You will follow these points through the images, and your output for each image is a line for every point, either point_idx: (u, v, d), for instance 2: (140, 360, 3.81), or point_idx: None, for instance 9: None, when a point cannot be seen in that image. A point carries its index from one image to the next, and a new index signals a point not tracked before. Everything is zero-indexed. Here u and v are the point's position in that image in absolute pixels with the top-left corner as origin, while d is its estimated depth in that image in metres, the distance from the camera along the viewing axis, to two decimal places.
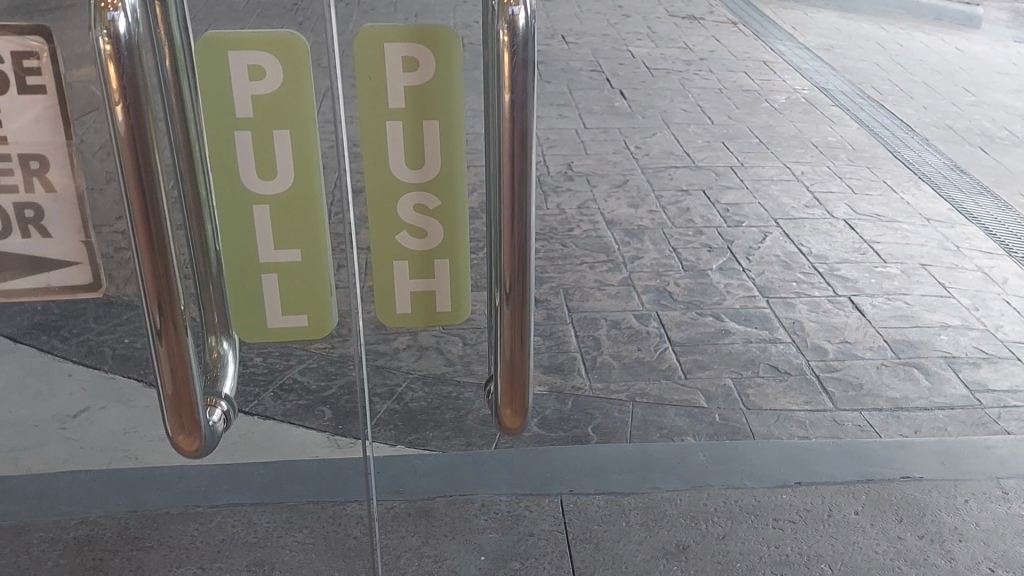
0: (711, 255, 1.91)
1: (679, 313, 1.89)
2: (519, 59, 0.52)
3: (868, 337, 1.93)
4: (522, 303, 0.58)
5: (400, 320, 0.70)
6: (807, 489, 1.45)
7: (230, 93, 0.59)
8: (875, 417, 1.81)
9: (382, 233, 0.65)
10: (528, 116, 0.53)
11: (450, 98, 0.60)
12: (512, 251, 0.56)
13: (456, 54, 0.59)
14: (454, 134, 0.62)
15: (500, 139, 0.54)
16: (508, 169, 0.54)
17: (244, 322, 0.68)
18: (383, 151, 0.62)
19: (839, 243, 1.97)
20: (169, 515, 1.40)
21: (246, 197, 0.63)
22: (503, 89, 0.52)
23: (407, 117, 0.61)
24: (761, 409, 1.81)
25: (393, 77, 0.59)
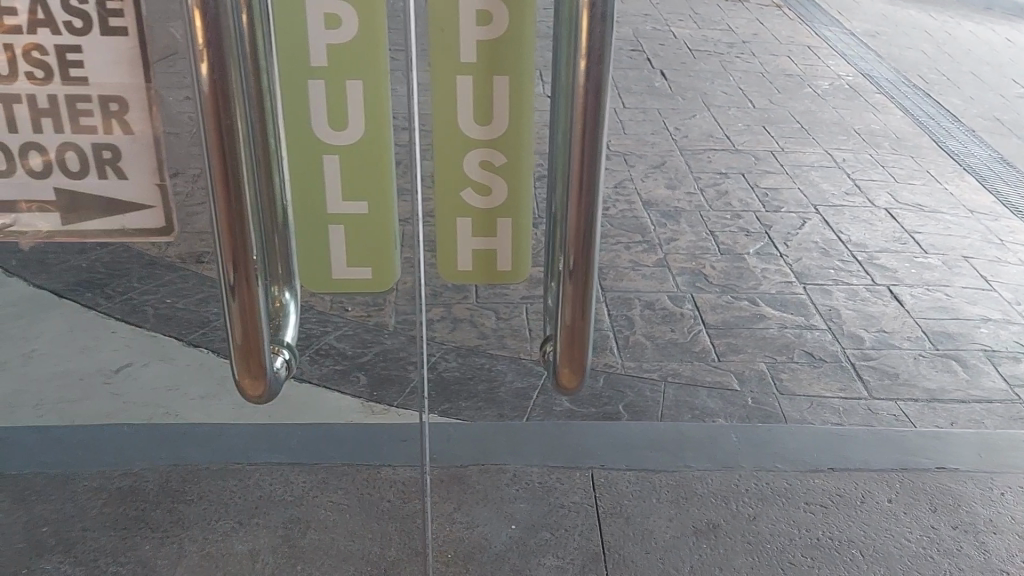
0: (747, 240, 1.81)
1: (714, 296, 1.83)
2: (598, 19, 0.52)
3: (905, 327, 1.91)
4: (585, 270, 0.59)
5: (462, 278, 0.73)
6: (842, 474, 1.45)
7: (307, 39, 0.63)
8: (910, 407, 1.78)
9: (449, 189, 0.68)
10: (604, 76, 0.53)
11: (520, 54, 0.63)
12: (580, 217, 0.57)
13: (527, 9, 0.61)
14: (523, 91, 0.65)
15: (574, 102, 0.54)
16: (582, 134, 0.55)
17: (310, 270, 0.73)
18: (454, 104, 0.65)
19: (880, 234, 1.94)
20: (208, 470, 1.52)
21: (318, 146, 0.67)
22: (578, 45, 0.53)
23: (479, 69, 0.64)
24: (794, 395, 1.79)
25: (469, 28, 0.62)
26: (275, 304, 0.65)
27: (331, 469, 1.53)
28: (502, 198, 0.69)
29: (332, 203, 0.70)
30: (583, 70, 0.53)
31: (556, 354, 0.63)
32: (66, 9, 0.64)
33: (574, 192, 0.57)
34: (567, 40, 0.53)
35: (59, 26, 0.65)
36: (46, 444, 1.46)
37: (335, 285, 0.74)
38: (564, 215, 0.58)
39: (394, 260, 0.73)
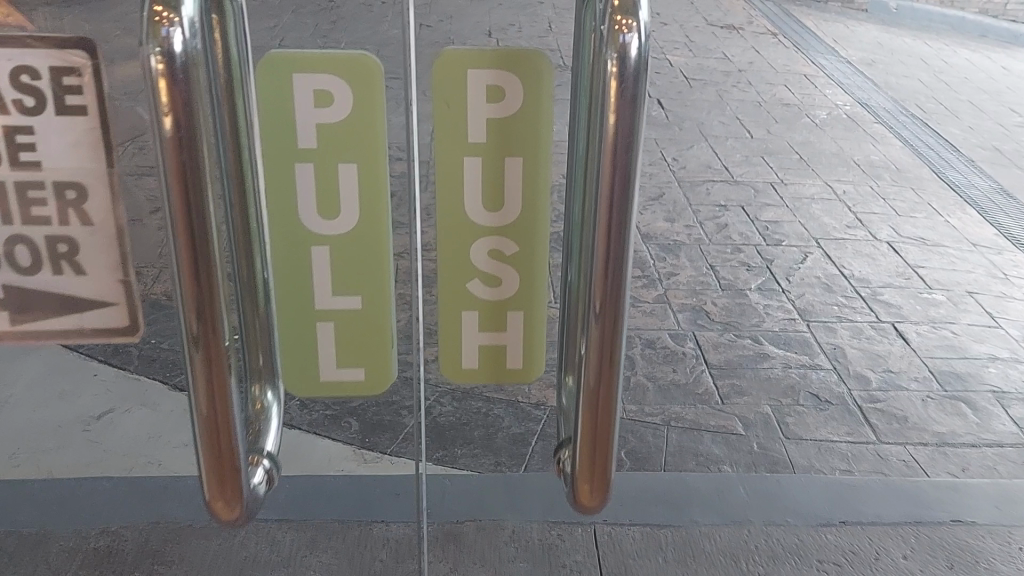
0: (749, 274, 2.16)
1: (715, 334, 1.95)
2: (623, 97, 0.46)
3: (913, 368, 1.88)
4: (612, 358, 0.52)
5: (466, 377, 0.66)
6: (853, 528, 1.38)
7: (294, 124, 0.57)
8: (920, 452, 1.67)
9: (456, 281, 0.62)
10: (632, 158, 0.48)
11: (538, 134, 0.56)
12: (601, 303, 0.51)
13: (546, 89, 0.55)
14: (539, 175, 0.58)
15: (601, 183, 0.48)
16: (607, 213, 0.48)
17: (297, 373, 0.67)
18: (458, 192, 0.58)
19: (882, 268, 2.25)
20: (191, 529, 1.36)
21: (305, 238, 0.61)
22: (607, 122, 0.47)
23: (490, 155, 0.57)
24: (801, 439, 1.68)
25: (476, 110, 0.55)
26: (254, 407, 0.59)
27: (325, 528, 1.37)
28: (511, 294, 0.62)
29: (321, 299, 0.64)
30: (612, 146, 0.47)
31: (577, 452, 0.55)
32: (16, 87, 0.60)
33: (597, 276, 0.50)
34: (594, 114, 0.48)
35: (8, 105, 0.61)
36: (16, 498, 1.40)
37: (324, 393, 0.68)
38: (586, 299, 0.51)
39: (391, 361, 0.68)
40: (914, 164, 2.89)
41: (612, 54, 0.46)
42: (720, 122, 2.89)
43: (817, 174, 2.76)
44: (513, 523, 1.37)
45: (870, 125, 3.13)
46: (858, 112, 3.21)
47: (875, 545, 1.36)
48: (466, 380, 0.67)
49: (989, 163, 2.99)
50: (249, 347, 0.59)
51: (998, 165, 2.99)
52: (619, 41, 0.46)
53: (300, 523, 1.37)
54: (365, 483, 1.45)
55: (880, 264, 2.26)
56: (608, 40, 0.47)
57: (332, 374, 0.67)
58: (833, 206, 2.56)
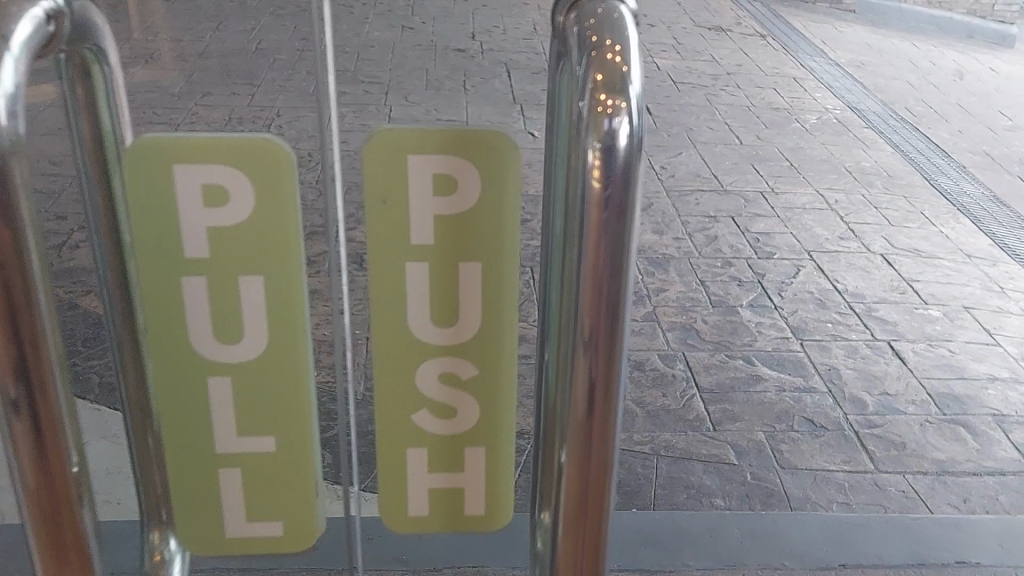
0: (739, 291, 2.12)
1: (706, 356, 1.90)
2: (606, 193, 0.39)
3: (910, 390, 1.82)
4: (602, 480, 0.45)
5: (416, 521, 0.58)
6: (853, 570, 1.31)
7: (179, 231, 0.47)
8: (920, 481, 1.59)
9: (398, 408, 0.54)
10: (623, 261, 0.40)
11: (493, 238, 0.49)
12: (581, 420, 0.43)
13: (507, 182, 0.48)
14: (498, 281, 0.50)
15: (580, 286, 0.40)
16: (588, 322, 0.41)
17: (198, 523, 0.56)
18: (398, 302, 0.50)
19: (876, 282, 2.20)
20: None
21: (201, 367, 0.51)
22: (590, 222, 0.39)
23: (438, 256, 0.49)
24: (796, 469, 1.61)
25: (418, 204, 0.48)
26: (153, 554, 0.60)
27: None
28: (464, 425, 0.55)
29: (223, 440, 0.54)
30: (594, 248, 0.39)
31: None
32: None
33: (579, 391, 0.43)
34: (569, 210, 0.40)
35: None
36: None
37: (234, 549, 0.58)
38: (562, 415, 0.44)
39: (318, 512, 0.57)
40: (907, 171, 2.83)
41: (594, 142, 0.39)
42: (708, 127, 2.95)
43: (808, 182, 2.70)
44: (494, 568, 1.29)
45: (861, 129, 3.07)
46: (849, 117, 3.16)
47: None
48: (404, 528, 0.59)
49: (982, 169, 2.92)
50: (143, 456, 0.58)
51: (992, 171, 2.92)
52: (603, 125, 0.39)
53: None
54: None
55: (875, 278, 2.22)
56: (590, 124, 0.39)
57: (244, 529, 0.57)
58: (825, 217, 2.51)
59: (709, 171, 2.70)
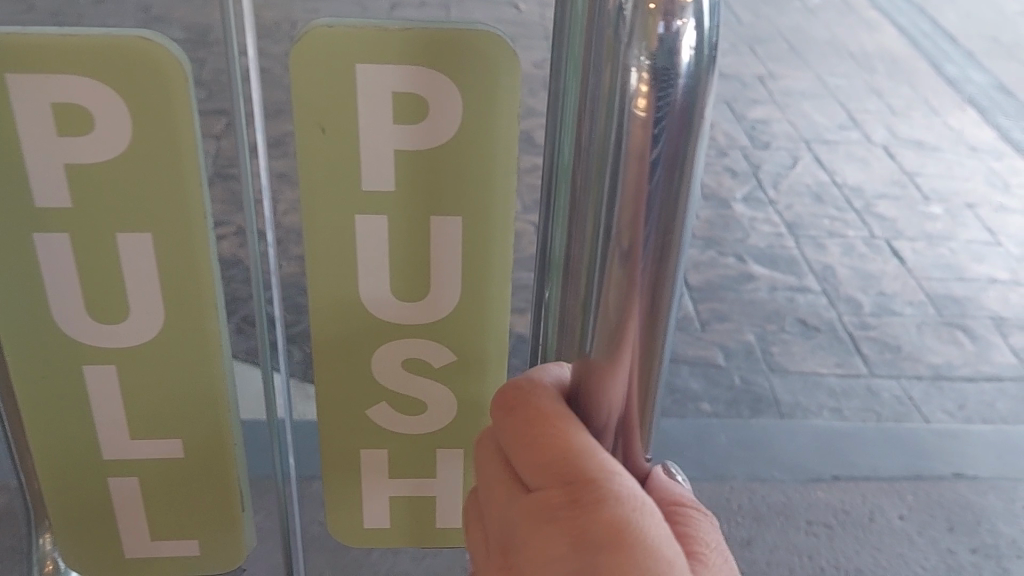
0: (734, 185, 2.04)
1: (697, 253, 1.82)
2: (658, 115, 0.30)
3: (907, 291, 1.77)
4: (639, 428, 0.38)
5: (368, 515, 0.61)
6: (844, 484, 1.27)
7: (39, 184, 0.46)
8: (914, 387, 1.53)
9: (350, 379, 0.55)
10: (678, 216, 0.32)
11: (463, 192, 0.49)
12: (605, 369, 0.36)
13: (485, 125, 0.47)
14: (475, 242, 0.50)
15: (615, 237, 0.33)
16: (623, 263, 0.33)
17: (92, 522, 0.58)
18: (346, 256, 0.51)
19: (875, 178, 2.12)
20: None
21: (81, 352, 0.51)
22: (631, 165, 0.31)
23: (401, 205, 0.49)
24: (786, 372, 1.54)
25: (372, 139, 0.47)
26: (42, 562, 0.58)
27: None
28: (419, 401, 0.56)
29: (106, 423, 0.54)
30: (638, 179, 0.31)
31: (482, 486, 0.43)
32: None
33: (606, 339, 0.35)
34: (599, 144, 0.32)
35: None
36: None
37: (142, 564, 0.60)
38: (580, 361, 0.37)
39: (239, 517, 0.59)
40: (911, 55, 2.70)
41: (643, 56, 0.30)
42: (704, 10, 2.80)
43: (808, 67, 2.58)
44: None
45: (865, 12, 2.92)
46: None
47: (868, 503, 1.25)
48: (361, 536, 0.62)
49: (991, 54, 2.78)
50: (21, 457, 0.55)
51: (999, 56, 2.77)
52: (655, 33, 0.30)
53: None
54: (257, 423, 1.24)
55: (874, 173, 2.14)
56: (636, 30, 0.30)
57: (154, 536, 0.59)
58: (823, 105, 2.40)
59: None
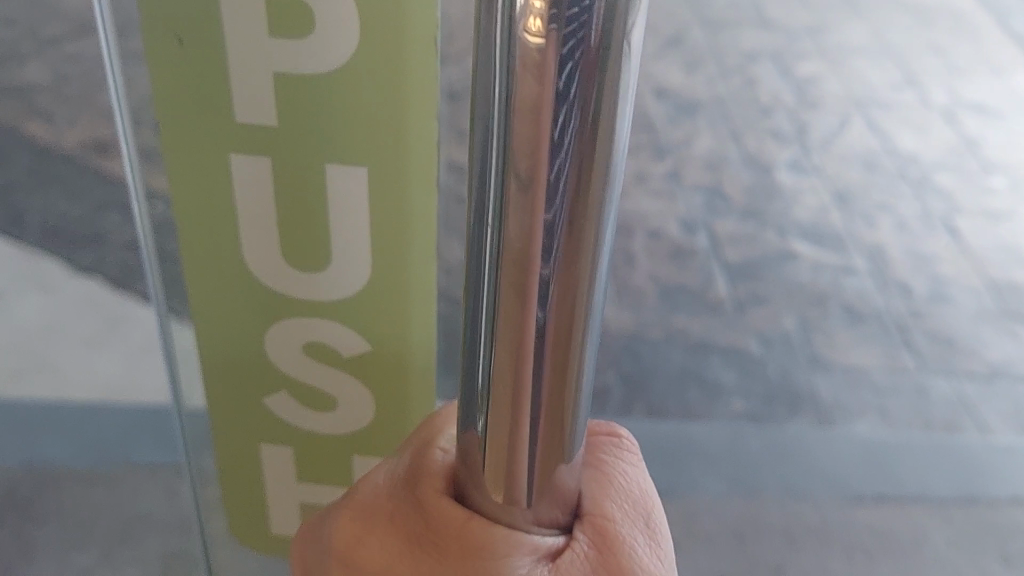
0: (777, 151, 1.88)
1: (734, 226, 1.68)
2: (569, 25, 0.25)
3: (963, 276, 1.63)
4: (562, 399, 0.34)
5: (270, 478, 0.62)
6: (889, 503, 1.16)
7: None
8: (969, 385, 1.40)
9: (247, 327, 0.55)
10: (591, 184, 0.28)
11: (351, 154, 0.47)
12: (518, 320, 0.32)
13: (371, 86, 0.45)
14: (380, 204, 0.49)
15: (516, 204, 0.29)
16: (527, 193, 0.28)
17: None
18: (228, 187, 0.49)
19: (931, 146, 1.96)
20: (70, 475, 1.11)
21: None
22: (528, 119, 0.27)
23: (285, 157, 0.48)
24: (828, 365, 1.41)
25: (240, 61, 0.45)
26: None
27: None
28: (330, 375, 0.56)
29: None
30: (544, 98, 0.26)
31: (402, 456, 0.45)
32: None
33: (516, 279, 0.31)
34: (493, 96, 0.28)
35: None
36: None
37: None
38: (490, 295, 0.32)
39: None
40: (975, 9, 2.50)
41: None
42: None
43: (862, 18, 2.38)
44: None
45: None
46: None
47: (912, 525, 1.13)
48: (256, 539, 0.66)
49: None
50: None
51: None
52: None
53: (94, 470, 1.12)
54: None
55: (932, 139, 1.98)
56: None
57: None
58: (878, 62, 2.22)
59: (751, 5, 2.40)
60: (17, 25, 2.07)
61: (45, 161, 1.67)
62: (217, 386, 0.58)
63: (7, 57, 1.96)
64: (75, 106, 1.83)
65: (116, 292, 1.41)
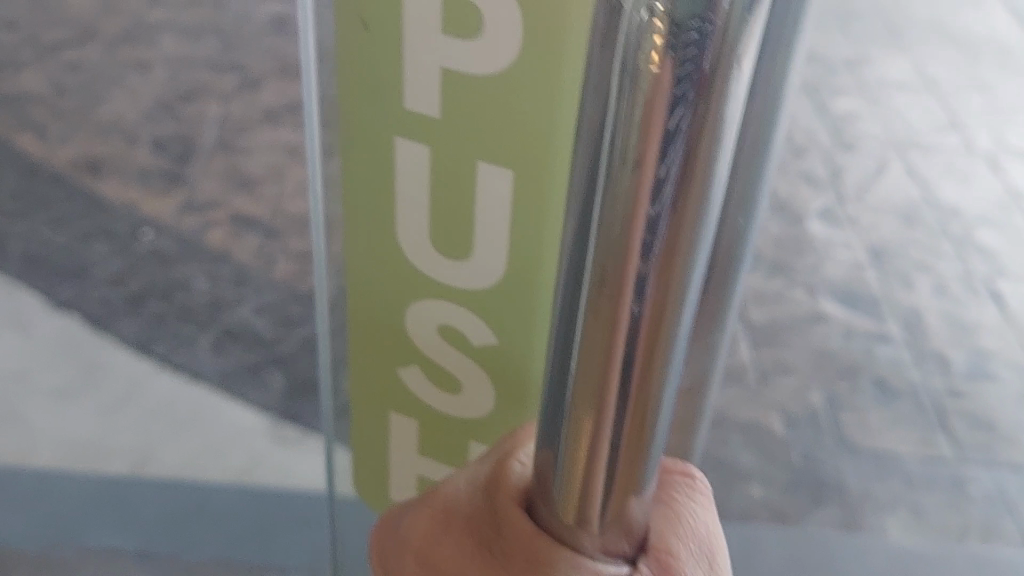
0: (810, 198, 1.76)
1: (761, 281, 1.57)
2: (683, 60, 0.22)
3: (1007, 350, 1.51)
4: (632, 470, 0.30)
5: (396, 456, 0.57)
6: None
7: None
8: (1010, 481, 1.29)
9: (384, 299, 0.50)
10: (683, 242, 0.25)
11: (512, 136, 0.41)
12: (597, 379, 0.28)
13: (537, 70, 0.39)
14: (519, 199, 0.43)
15: (610, 256, 0.26)
16: (619, 230, 0.25)
17: None
18: (388, 169, 0.45)
19: (975, 197, 1.83)
20: (23, 557, 1.02)
21: None
22: (638, 158, 0.24)
23: (444, 126, 0.42)
24: (856, 450, 1.30)
25: (408, 17, 0.39)
26: None
27: (158, 561, 1.02)
28: (456, 363, 0.50)
29: None
30: (650, 133, 0.23)
31: (486, 465, 0.39)
32: None
33: (600, 318, 0.27)
34: (587, 132, 0.25)
35: None
36: None
37: None
38: (569, 364, 0.29)
39: None
40: None
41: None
42: None
43: (904, 50, 2.24)
44: None
45: None
46: None
47: None
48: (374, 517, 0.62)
49: None
50: None
51: None
52: None
53: (49, 552, 1.03)
54: (174, 495, 1.10)
55: (976, 190, 1.85)
56: None
57: None
58: (922, 99, 2.08)
59: None
60: (18, 31, 1.99)
61: (34, 182, 1.58)
62: (363, 357, 0.53)
63: (6, 68, 1.87)
64: (70, 120, 1.74)
65: (92, 332, 1.31)
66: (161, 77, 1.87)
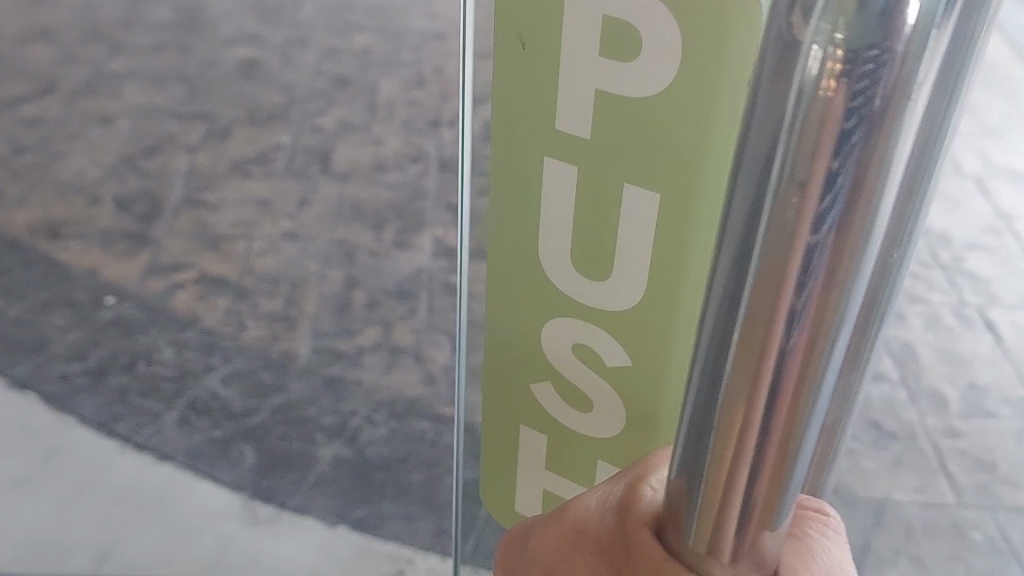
0: None
1: None
2: (861, 82, 0.23)
3: (1004, 384, 1.46)
4: (779, 474, 0.30)
5: (526, 465, 0.64)
6: None
7: None
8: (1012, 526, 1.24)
9: (526, 322, 0.56)
10: (857, 253, 0.25)
11: (668, 176, 0.45)
12: (748, 392, 0.28)
13: (696, 115, 0.42)
14: (666, 233, 0.47)
15: (783, 278, 0.26)
16: (785, 246, 0.25)
17: None
18: (546, 197, 0.50)
19: (963, 222, 1.79)
20: None
21: None
22: (812, 178, 0.24)
23: (597, 163, 0.47)
24: (852, 499, 1.26)
25: (572, 63, 0.44)
26: None
27: None
28: (592, 380, 0.56)
29: None
30: (820, 155, 0.24)
31: (619, 484, 0.39)
32: None
33: (757, 333, 0.27)
34: (748, 163, 0.26)
35: None
36: None
37: None
38: (720, 384, 0.29)
39: None
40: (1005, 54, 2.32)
41: (839, 31, 0.23)
42: None
43: None
44: None
45: None
46: None
47: None
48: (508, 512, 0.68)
49: None
50: None
51: None
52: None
53: None
54: None
55: (962, 215, 1.81)
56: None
57: None
58: None
59: None
60: None
61: None
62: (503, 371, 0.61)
63: None
64: (31, 180, 1.69)
65: (52, 412, 1.26)
66: (125, 130, 1.82)
